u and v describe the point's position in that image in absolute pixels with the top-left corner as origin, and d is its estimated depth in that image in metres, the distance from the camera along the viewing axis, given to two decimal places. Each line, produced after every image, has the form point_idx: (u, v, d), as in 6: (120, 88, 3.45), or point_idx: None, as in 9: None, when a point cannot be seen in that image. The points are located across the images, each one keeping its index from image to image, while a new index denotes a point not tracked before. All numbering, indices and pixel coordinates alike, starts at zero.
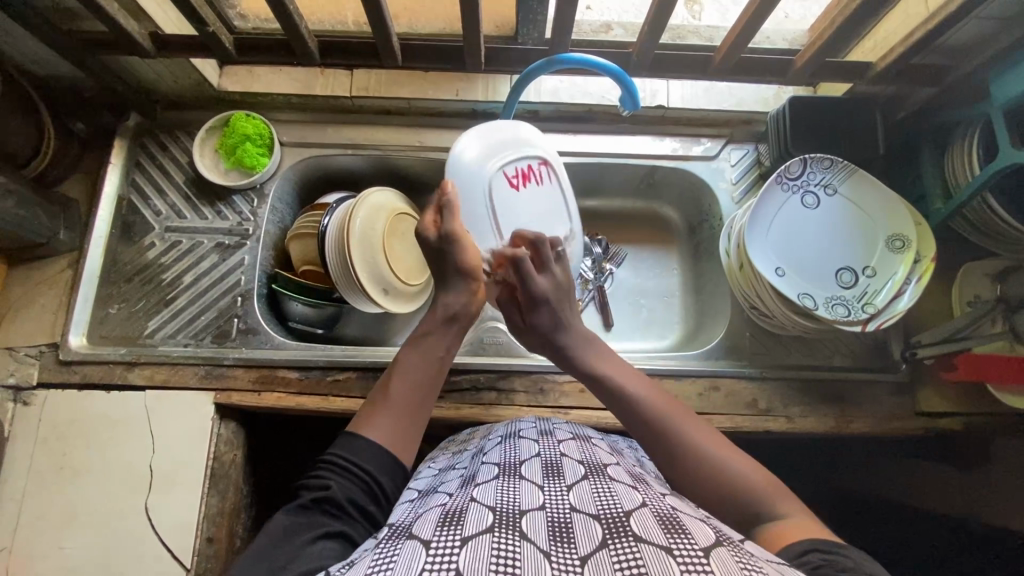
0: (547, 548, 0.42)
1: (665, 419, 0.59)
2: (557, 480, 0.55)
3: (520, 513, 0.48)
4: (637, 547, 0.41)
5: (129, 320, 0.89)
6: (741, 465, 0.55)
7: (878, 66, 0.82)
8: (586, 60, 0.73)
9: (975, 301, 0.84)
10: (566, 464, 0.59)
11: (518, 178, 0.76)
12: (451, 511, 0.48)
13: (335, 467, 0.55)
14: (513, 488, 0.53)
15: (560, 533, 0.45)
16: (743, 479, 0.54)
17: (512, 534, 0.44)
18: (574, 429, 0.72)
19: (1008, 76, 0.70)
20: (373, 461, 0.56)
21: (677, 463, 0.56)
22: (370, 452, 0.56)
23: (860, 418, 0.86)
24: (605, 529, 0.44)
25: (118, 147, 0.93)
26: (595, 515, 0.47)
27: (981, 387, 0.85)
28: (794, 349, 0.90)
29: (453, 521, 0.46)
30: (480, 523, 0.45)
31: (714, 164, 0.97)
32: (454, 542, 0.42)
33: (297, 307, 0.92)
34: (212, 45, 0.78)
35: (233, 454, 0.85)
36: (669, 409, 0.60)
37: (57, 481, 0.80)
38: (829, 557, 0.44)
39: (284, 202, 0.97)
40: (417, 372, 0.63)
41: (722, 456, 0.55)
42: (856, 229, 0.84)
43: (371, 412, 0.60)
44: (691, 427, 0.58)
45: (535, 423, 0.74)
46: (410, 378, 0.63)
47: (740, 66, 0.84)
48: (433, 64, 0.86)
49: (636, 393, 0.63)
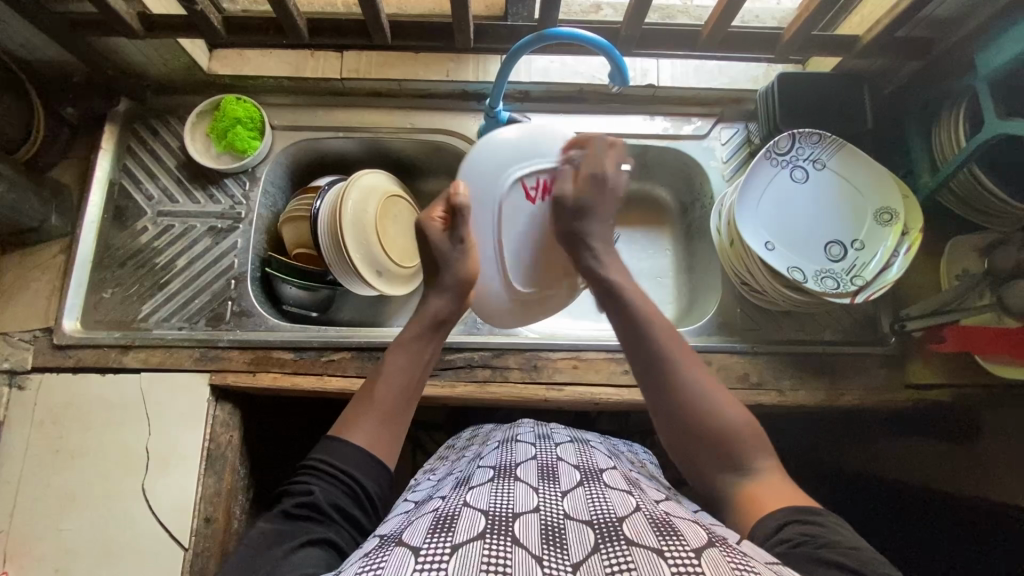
0: (539, 554, 0.43)
1: (674, 360, 0.60)
2: (552, 484, 0.56)
3: (513, 516, 0.48)
4: (628, 550, 0.42)
5: (123, 304, 0.89)
6: (736, 417, 0.56)
7: (864, 40, 0.82)
8: (574, 34, 0.73)
9: (963, 274, 0.85)
10: (562, 468, 0.61)
11: (539, 189, 0.71)
12: (442, 516, 0.49)
13: (315, 471, 0.56)
14: (507, 491, 0.54)
15: (553, 540, 0.45)
16: (740, 434, 0.55)
17: (503, 539, 0.44)
18: (573, 434, 0.73)
19: (995, 47, 0.70)
20: (355, 464, 0.57)
21: (673, 407, 0.58)
22: (353, 456, 0.57)
23: (850, 391, 0.87)
24: (597, 535, 0.46)
25: (109, 132, 0.93)
26: (589, 521, 0.48)
27: (969, 359, 0.86)
28: (785, 324, 0.91)
29: (444, 527, 0.46)
30: (471, 530, 0.46)
31: (705, 143, 0.97)
32: (443, 548, 0.43)
33: (291, 289, 0.92)
34: (201, 26, 0.78)
35: (230, 436, 0.86)
36: (679, 352, 0.61)
37: (53, 464, 0.80)
38: (806, 532, 0.46)
39: (276, 185, 0.97)
40: (402, 376, 0.64)
41: (720, 408, 0.57)
42: (845, 204, 0.84)
43: (354, 413, 0.61)
44: (697, 375, 0.59)
45: (533, 427, 0.75)
46: (394, 380, 0.63)
47: (729, 42, 0.85)
48: (423, 43, 0.86)
49: (647, 327, 0.63)
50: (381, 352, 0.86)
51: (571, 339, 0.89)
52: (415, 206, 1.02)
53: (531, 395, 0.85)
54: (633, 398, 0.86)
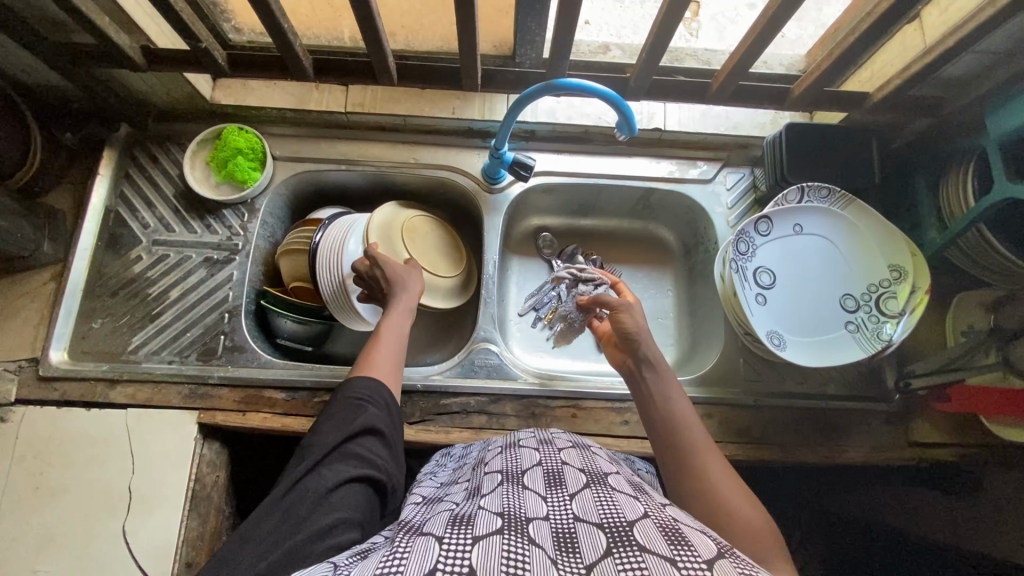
0: (554, 558, 0.41)
1: (697, 460, 0.61)
2: (560, 489, 0.54)
3: (526, 520, 0.47)
4: (642, 557, 0.40)
5: (112, 335, 0.87)
6: (750, 516, 0.56)
7: (874, 97, 0.82)
8: (583, 84, 0.72)
9: (969, 331, 0.84)
10: (568, 473, 0.58)
11: (858, 304, 0.82)
12: (460, 515, 0.48)
13: (349, 406, 0.65)
14: (517, 496, 0.52)
15: (567, 543, 0.43)
16: (756, 529, 0.55)
17: (521, 539, 0.43)
18: (574, 438, 0.70)
19: (1008, 109, 0.69)
20: (379, 397, 0.66)
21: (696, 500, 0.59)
22: (377, 388, 0.67)
23: (852, 447, 0.86)
24: (609, 537, 0.43)
25: (107, 157, 0.92)
26: (598, 523, 0.46)
27: (972, 418, 0.85)
28: (788, 377, 0.90)
29: (463, 522, 0.45)
30: (489, 527, 0.44)
31: (710, 188, 0.97)
32: (466, 539, 0.42)
33: (286, 324, 0.90)
34: (204, 60, 0.77)
35: (216, 476, 0.84)
36: (702, 449, 0.62)
37: (32, 502, 0.77)
38: None
39: (275, 216, 0.96)
40: (399, 338, 0.75)
41: (734, 500, 0.57)
42: (834, 353, 0.81)
43: (367, 362, 0.71)
44: (719, 468, 0.61)
45: (534, 433, 0.72)
46: (394, 337, 0.74)
47: (738, 92, 0.84)
48: (429, 84, 0.85)
49: (675, 423, 0.65)
50: None
51: (571, 386, 0.87)
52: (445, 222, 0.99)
53: None
54: (632, 449, 0.84)
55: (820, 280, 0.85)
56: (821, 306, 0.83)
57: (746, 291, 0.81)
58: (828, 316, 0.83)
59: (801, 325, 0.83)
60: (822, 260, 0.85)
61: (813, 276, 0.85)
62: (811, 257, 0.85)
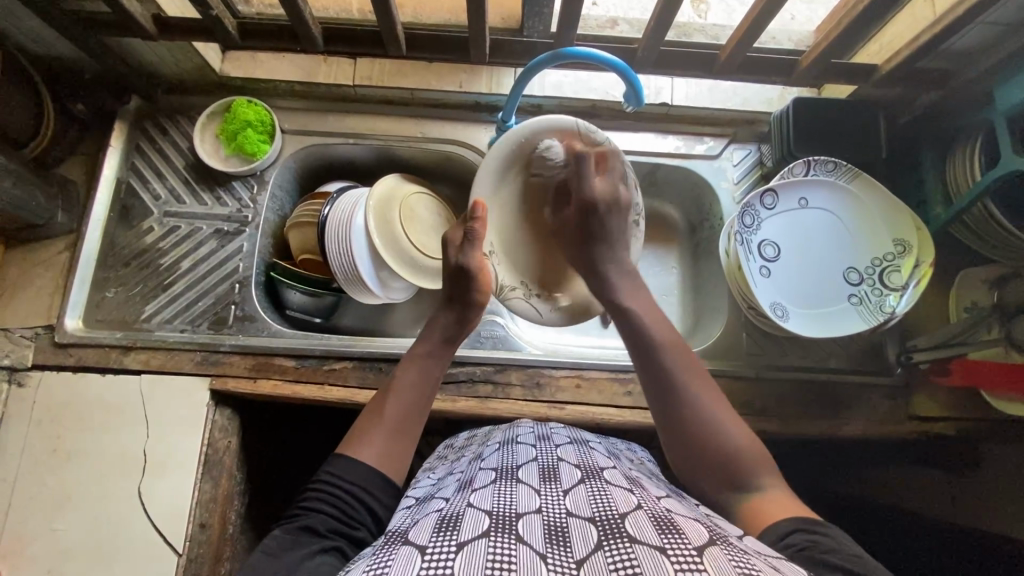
0: (543, 551, 0.43)
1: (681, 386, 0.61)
2: (554, 484, 0.55)
3: (516, 516, 0.48)
4: (632, 548, 0.42)
5: (127, 303, 0.89)
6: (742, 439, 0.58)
7: (883, 69, 0.82)
8: (590, 54, 0.73)
9: (972, 308, 0.84)
10: (563, 469, 0.59)
11: (863, 277, 0.83)
12: (447, 517, 0.49)
13: (329, 485, 0.57)
14: (508, 492, 0.53)
15: (557, 537, 0.45)
16: (742, 455, 0.56)
17: (508, 537, 0.44)
18: (572, 434, 0.72)
19: (1015, 82, 0.69)
20: (362, 479, 0.58)
21: (682, 423, 0.59)
22: (360, 472, 0.59)
23: (852, 421, 0.87)
24: (600, 534, 0.45)
25: (119, 129, 0.92)
26: (590, 518, 0.47)
27: (972, 392, 0.85)
28: (791, 351, 0.91)
29: (450, 526, 0.47)
30: (475, 529, 0.46)
31: (717, 164, 0.97)
32: (449, 547, 0.43)
33: (295, 295, 0.91)
34: (214, 29, 0.78)
35: (228, 441, 0.85)
36: (686, 374, 0.62)
37: (50, 463, 0.80)
38: (814, 538, 0.47)
39: (284, 189, 0.97)
40: (410, 399, 0.66)
41: (720, 425, 0.58)
42: (836, 326, 0.82)
43: (361, 432, 0.62)
44: (704, 392, 0.61)
45: (533, 428, 0.74)
46: (408, 394, 0.66)
47: (746, 65, 0.84)
48: (437, 54, 0.86)
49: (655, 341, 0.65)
50: (383, 363, 0.86)
51: (575, 357, 0.88)
52: (440, 197, 1.00)
53: (532, 412, 0.85)
54: (634, 419, 0.85)
55: (824, 252, 0.85)
56: (826, 278, 0.84)
57: (751, 264, 0.82)
58: (831, 288, 0.84)
59: (805, 298, 0.84)
60: (826, 230, 0.85)
61: (812, 247, 0.85)
62: (808, 224, 0.85)
